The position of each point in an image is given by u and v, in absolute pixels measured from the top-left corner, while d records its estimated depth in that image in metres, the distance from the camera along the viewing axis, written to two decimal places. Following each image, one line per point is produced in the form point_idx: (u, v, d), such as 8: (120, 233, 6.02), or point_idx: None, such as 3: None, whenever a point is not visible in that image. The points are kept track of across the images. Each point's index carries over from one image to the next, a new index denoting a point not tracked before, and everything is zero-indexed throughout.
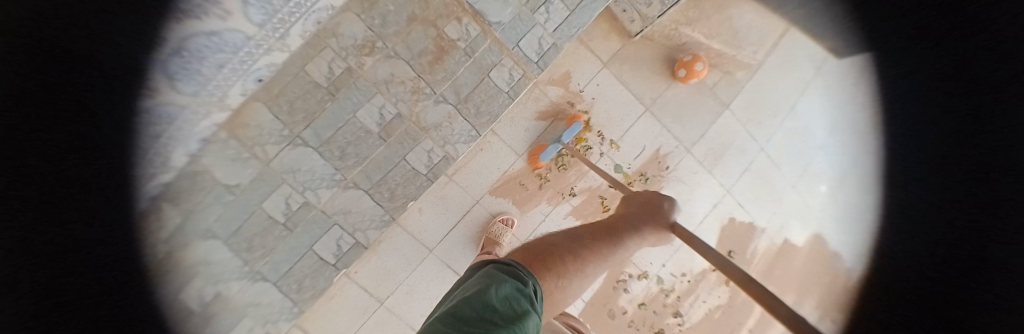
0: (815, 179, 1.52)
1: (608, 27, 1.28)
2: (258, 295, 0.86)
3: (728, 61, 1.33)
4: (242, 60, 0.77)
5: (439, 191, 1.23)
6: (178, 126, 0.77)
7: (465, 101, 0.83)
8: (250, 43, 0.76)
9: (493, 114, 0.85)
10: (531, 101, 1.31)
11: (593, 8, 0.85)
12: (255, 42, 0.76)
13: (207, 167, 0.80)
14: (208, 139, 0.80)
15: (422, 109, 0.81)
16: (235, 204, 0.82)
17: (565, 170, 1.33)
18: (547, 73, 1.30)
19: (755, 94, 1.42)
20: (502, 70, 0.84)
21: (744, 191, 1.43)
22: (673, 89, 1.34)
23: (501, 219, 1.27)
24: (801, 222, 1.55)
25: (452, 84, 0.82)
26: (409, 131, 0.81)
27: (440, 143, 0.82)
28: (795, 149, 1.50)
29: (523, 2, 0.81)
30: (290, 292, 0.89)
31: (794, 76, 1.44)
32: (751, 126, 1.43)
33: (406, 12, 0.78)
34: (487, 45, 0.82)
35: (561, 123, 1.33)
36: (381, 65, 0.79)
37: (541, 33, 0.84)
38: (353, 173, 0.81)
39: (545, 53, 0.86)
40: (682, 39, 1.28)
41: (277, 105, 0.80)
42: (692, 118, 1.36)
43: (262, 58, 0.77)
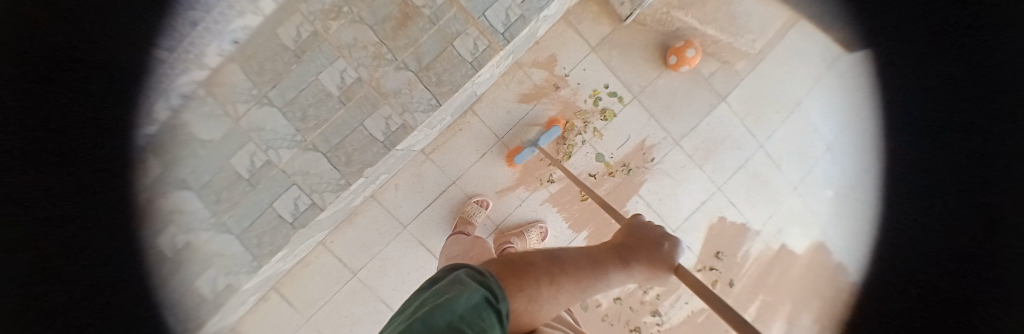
0: (819, 184, 1.40)
1: (598, 10, 1.25)
2: (221, 245, 0.91)
3: (724, 50, 1.26)
4: (216, 21, 0.81)
5: (415, 168, 1.24)
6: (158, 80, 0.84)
7: (427, 69, 0.82)
8: (223, 5, 0.80)
9: (455, 84, 0.83)
10: (513, 83, 1.29)
11: None
12: (228, 5, 0.80)
13: (187, 124, 0.86)
14: (187, 95, 0.86)
15: (382, 75, 0.81)
16: (207, 160, 0.86)
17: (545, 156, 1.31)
18: (532, 55, 1.27)
19: (757, 86, 1.33)
20: (467, 39, 0.83)
21: (738, 190, 1.34)
22: (664, 77, 1.28)
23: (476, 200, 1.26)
24: (802, 230, 1.41)
25: (414, 51, 0.81)
26: (368, 96, 0.81)
27: (398, 110, 0.82)
28: (801, 149, 1.39)
29: None
30: (251, 246, 0.92)
31: (803, 70, 1.34)
32: (751, 120, 1.34)
33: None
34: (452, 14, 0.82)
35: (543, 107, 1.30)
36: (345, 29, 0.80)
37: (508, 3, 0.82)
38: (313, 135, 0.82)
39: (512, 24, 0.84)
40: (675, 24, 1.22)
41: (245, 66, 0.83)
42: (683, 108, 1.30)
43: (236, 20, 0.81)
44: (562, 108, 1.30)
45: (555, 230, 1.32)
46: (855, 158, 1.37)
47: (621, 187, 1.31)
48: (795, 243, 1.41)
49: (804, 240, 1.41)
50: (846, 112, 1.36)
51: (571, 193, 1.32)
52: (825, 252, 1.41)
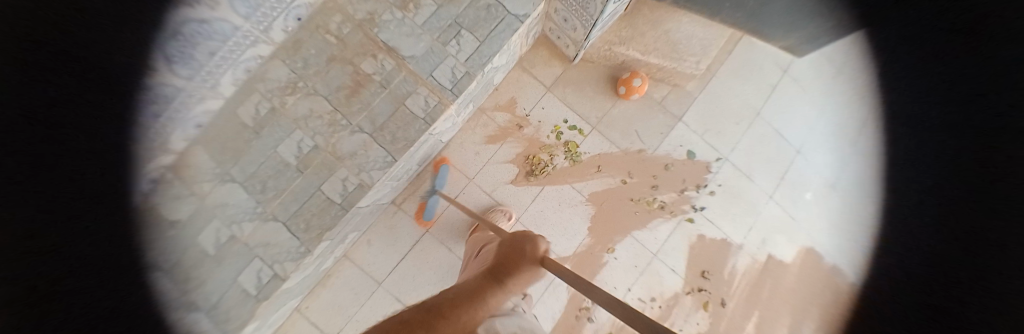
0: (797, 188, 1.43)
1: (549, 53, 1.36)
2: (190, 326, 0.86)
3: (672, 75, 1.34)
4: (178, 109, 0.85)
5: (387, 221, 1.24)
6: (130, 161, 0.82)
7: (380, 129, 0.86)
8: (182, 94, 0.85)
9: (409, 139, 0.87)
10: (479, 127, 1.35)
11: (503, 38, 0.92)
12: (186, 93, 0.85)
13: (153, 205, 0.86)
14: (155, 180, 0.86)
15: (338, 139, 0.85)
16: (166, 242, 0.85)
17: (521, 191, 1.32)
18: (493, 99, 1.36)
19: (712, 102, 1.39)
20: (418, 98, 0.89)
21: (711, 205, 1.37)
22: (618, 106, 1.37)
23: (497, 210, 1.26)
24: (787, 237, 1.40)
25: (368, 114, 0.86)
26: (326, 162, 0.84)
27: (354, 171, 0.84)
28: (773, 153, 1.42)
29: (435, 38, 0.90)
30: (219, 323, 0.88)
31: (756, 81, 1.42)
32: (711, 135, 1.39)
33: (327, 54, 0.87)
34: (402, 77, 0.89)
35: (510, 145, 1.35)
36: (301, 102, 0.85)
37: (453, 63, 0.90)
38: (273, 206, 0.84)
39: (459, 80, 0.90)
40: (619, 58, 1.31)
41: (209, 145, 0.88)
42: (641, 131, 1.37)
43: (198, 106, 0.87)
44: (527, 145, 1.35)
45: None
46: (825, 159, 1.43)
47: (601, 216, 1.34)
48: (779, 250, 1.40)
49: (789, 247, 1.40)
50: (802, 115, 1.44)
51: (552, 226, 1.32)
52: (812, 255, 1.40)
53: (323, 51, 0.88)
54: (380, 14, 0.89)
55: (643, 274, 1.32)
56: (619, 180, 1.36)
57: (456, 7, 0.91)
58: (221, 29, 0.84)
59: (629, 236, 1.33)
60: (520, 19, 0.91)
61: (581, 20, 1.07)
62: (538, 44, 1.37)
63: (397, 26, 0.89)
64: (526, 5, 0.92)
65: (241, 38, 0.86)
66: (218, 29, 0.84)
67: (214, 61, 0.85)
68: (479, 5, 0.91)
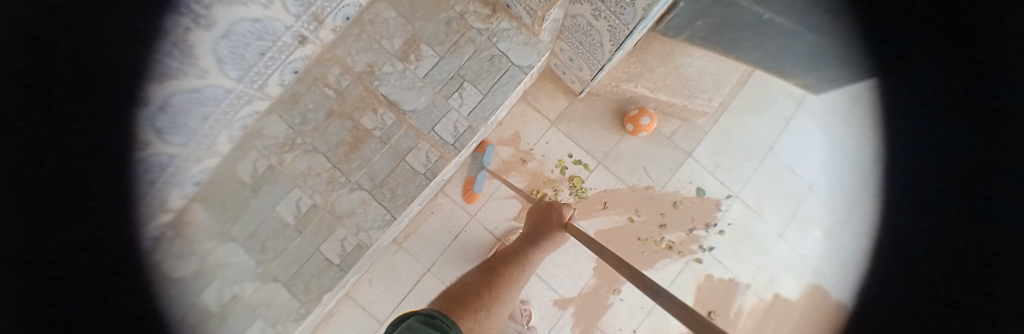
0: (808, 225, 1.37)
1: (554, 87, 1.36)
2: None
3: (681, 111, 1.30)
4: (171, 175, 0.80)
5: (388, 260, 1.23)
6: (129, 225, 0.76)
7: (380, 186, 0.84)
8: (176, 160, 0.79)
9: (409, 196, 0.84)
10: (482, 161, 1.32)
11: (507, 90, 0.91)
12: (181, 159, 0.80)
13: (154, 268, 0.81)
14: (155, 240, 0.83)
15: (337, 197, 0.83)
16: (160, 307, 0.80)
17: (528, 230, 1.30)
18: (497, 133, 1.34)
19: (722, 138, 1.36)
20: (419, 152, 0.87)
21: (720, 244, 1.34)
22: (625, 141, 1.34)
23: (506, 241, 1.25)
24: (796, 276, 1.36)
25: (367, 171, 0.84)
26: (324, 221, 0.83)
27: (352, 231, 0.82)
28: (781, 190, 1.38)
29: (437, 91, 0.88)
30: None
31: (767, 115, 1.37)
32: (721, 171, 1.36)
33: (325, 108, 0.85)
34: (403, 131, 0.87)
35: (515, 180, 1.32)
36: (299, 159, 0.84)
37: (456, 116, 0.88)
38: (272, 266, 0.83)
39: (461, 134, 0.88)
40: (628, 94, 1.28)
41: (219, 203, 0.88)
42: (650, 167, 1.34)
43: (194, 167, 0.83)
44: (532, 180, 1.33)
45: (540, 310, 1.27)
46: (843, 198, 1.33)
47: (608, 255, 1.32)
48: (787, 288, 1.36)
49: (798, 286, 1.35)
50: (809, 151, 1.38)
51: (556, 266, 1.30)
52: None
53: (320, 105, 0.86)
54: (380, 65, 0.87)
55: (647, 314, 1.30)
56: (626, 217, 1.33)
57: (458, 58, 0.89)
58: (212, 95, 0.77)
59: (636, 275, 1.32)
60: (524, 71, 0.91)
61: (589, 62, 1.06)
62: (542, 78, 1.36)
63: (397, 78, 0.87)
64: (531, 57, 0.91)
65: (235, 99, 0.81)
66: (210, 94, 0.77)
67: (208, 124, 0.80)
68: (482, 57, 0.89)
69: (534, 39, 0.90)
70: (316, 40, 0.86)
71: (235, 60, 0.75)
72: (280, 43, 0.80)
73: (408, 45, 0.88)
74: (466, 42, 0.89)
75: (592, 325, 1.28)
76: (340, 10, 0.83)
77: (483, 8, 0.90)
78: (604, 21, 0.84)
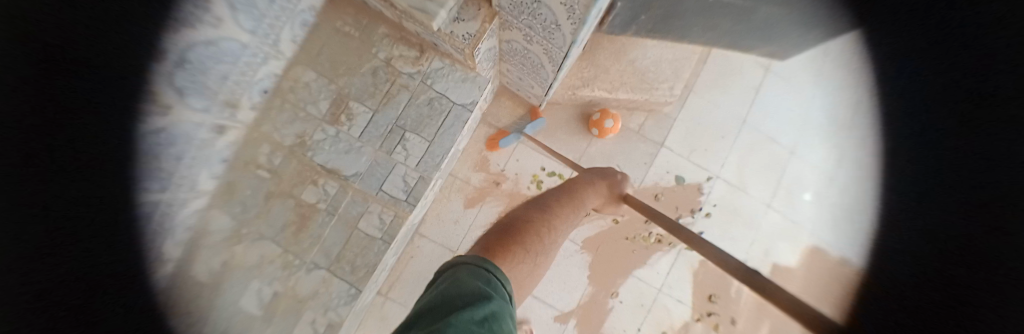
0: (794, 191, 1.36)
1: (512, 102, 1.32)
2: None
3: (644, 104, 1.27)
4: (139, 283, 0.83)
5: (376, 313, 1.21)
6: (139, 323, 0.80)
7: (338, 261, 0.83)
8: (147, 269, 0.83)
9: (369, 265, 0.83)
10: (454, 192, 1.28)
11: (453, 132, 0.86)
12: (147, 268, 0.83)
13: None
14: None
15: (296, 280, 0.83)
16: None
17: None
18: (463, 161, 1.30)
19: (691, 121, 1.33)
20: (371, 216, 0.84)
21: (708, 227, 1.33)
22: (594, 144, 1.32)
23: None
24: (790, 243, 1.36)
25: (321, 248, 0.83)
26: (291, 306, 0.83)
27: (320, 311, 0.83)
28: (763, 160, 1.36)
29: (378, 147, 0.84)
30: None
31: (735, 88, 1.35)
32: (697, 155, 1.32)
33: (265, 191, 0.83)
34: (350, 198, 0.84)
35: (490, 205, 1.29)
36: (250, 249, 0.83)
37: (403, 170, 0.84)
38: None
39: (413, 187, 0.84)
40: (586, 98, 1.25)
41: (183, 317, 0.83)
42: (624, 165, 1.31)
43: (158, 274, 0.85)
44: (509, 200, 1.29)
45: (542, 329, 1.28)
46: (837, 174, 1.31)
47: (600, 261, 1.31)
48: (785, 258, 1.36)
49: (795, 253, 1.35)
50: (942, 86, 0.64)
51: (551, 284, 1.30)
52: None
53: (259, 188, 0.83)
54: (312, 134, 0.83)
55: (648, 311, 1.31)
56: (611, 219, 1.31)
57: (394, 108, 0.84)
58: (151, 210, 0.82)
59: (630, 275, 1.31)
60: (467, 109, 0.85)
61: (536, 81, 1.03)
62: (498, 95, 1.32)
63: (333, 143, 0.83)
64: (472, 93, 0.85)
65: (167, 205, 0.85)
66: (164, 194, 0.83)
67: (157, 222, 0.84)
68: (420, 101, 0.84)
69: (472, 73, 0.83)
70: (235, 123, 0.88)
71: (171, 159, 0.82)
72: (198, 141, 0.85)
73: (338, 106, 0.83)
74: (399, 89, 0.84)
75: (596, 333, 1.29)
76: (255, 85, 0.85)
77: (410, 49, 0.84)
78: (537, 45, 0.80)
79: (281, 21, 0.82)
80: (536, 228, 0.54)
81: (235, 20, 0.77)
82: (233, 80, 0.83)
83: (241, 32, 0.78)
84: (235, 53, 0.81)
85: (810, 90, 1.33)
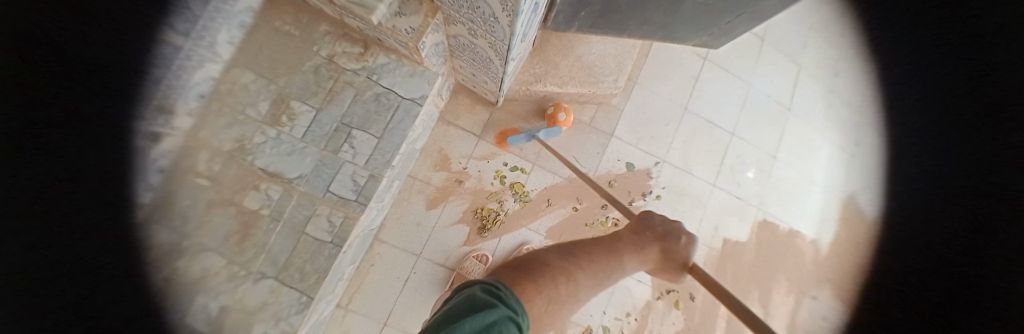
0: (738, 169, 1.51)
1: (470, 100, 1.36)
2: None
3: (594, 97, 1.36)
4: None
5: (341, 323, 1.19)
6: None
7: (287, 269, 0.83)
8: None
9: (321, 270, 0.83)
10: (417, 193, 1.29)
11: (402, 128, 0.88)
12: None
13: None
14: None
15: (244, 291, 0.82)
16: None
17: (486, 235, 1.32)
18: (423, 161, 1.31)
19: (639, 109, 1.43)
20: (320, 219, 0.84)
21: (660, 208, 1.42)
22: (552, 137, 1.38)
23: (475, 255, 1.28)
24: (738, 218, 1.49)
25: (268, 256, 0.82)
26: (238, 319, 0.81)
27: (271, 322, 0.82)
28: (710, 143, 1.49)
29: (323, 146, 0.84)
30: None
31: (676, 76, 1.47)
32: (645, 142, 1.42)
33: (203, 200, 0.81)
34: (296, 201, 0.84)
35: (454, 203, 1.31)
36: (193, 262, 0.81)
37: (351, 169, 0.85)
38: None
39: (364, 186, 0.85)
40: (540, 93, 1.30)
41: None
42: (579, 156, 1.38)
43: None
44: (474, 198, 1.33)
45: None
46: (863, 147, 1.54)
47: None
48: (732, 232, 1.49)
49: (742, 227, 1.49)
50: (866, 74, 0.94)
51: None
52: (795, 235, 1.50)
53: (198, 197, 0.81)
54: (250, 138, 0.82)
55: (611, 295, 1.38)
56: (571, 208, 1.38)
57: (338, 106, 0.85)
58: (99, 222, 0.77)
59: None
60: (418, 103, 0.88)
61: (489, 76, 1.08)
62: (455, 94, 1.36)
63: (273, 146, 0.82)
64: (421, 87, 0.88)
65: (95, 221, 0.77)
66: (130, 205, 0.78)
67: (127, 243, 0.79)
68: (365, 98, 0.86)
69: (419, 67, 0.87)
70: (171, 130, 0.81)
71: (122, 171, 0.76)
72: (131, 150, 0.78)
73: (277, 106, 0.83)
74: (343, 87, 0.85)
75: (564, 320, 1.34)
76: (189, 89, 0.80)
77: (353, 46, 0.85)
78: (482, 39, 0.84)
79: (216, 22, 0.77)
80: (548, 275, 0.45)
81: (168, 24, 0.74)
82: (168, 85, 0.78)
83: (175, 35, 0.75)
84: (168, 57, 0.76)
85: (745, 79, 1.53)
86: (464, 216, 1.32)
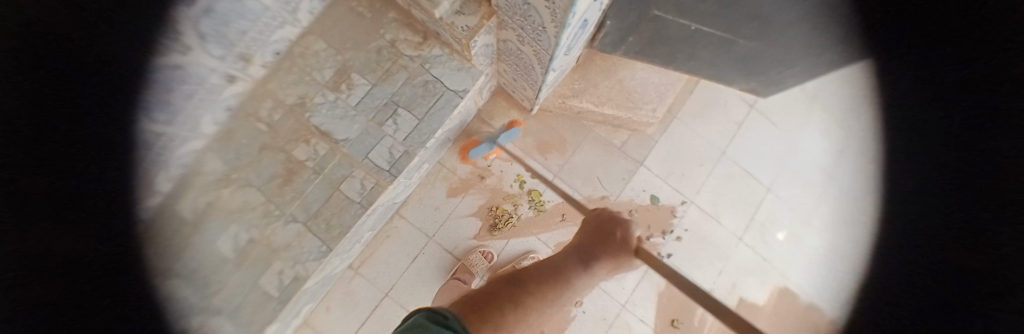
0: (768, 227, 1.41)
1: (507, 104, 1.40)
2: None
3: (630, 122, 1.35)
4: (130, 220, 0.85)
5: (345, 285, 1.24)
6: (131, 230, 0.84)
7: (314, 217, 0.89)
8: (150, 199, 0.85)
9: (343, 226, 0.88)
10: (440, 180, 1.34)
11: (443, 114, 0.93)
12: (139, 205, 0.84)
13: None
14: None
15: (273, 230, 0.89)
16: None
17: (495, 233, 1.34)
18: (453, 151, 1.36)
19: (674, 145, 1.40)
20: (353, 181, 0.90)
21: (678, 250, 1.36)
22: (579, 153, 1.39)
23: (480, 251, 1.30)
24: (760, 280, 1.38)
25: (301, 202, 0.89)
26: (262, 253, 0.89)
27: (289, 263, 0.88)
28: (741, 193, 1.41)
29: (370, 117, 0.91)
30: None
31: (718, 122, 1.43)
32: (675, 178, 1.38)
33: (259, 143, 0.90)
34: (336, 161, 0.90)
35: (472, 197, 1.35)
36: (236, 194, 0.90)
37: (391, 142, 0.91)
38: (216, 300, 0.91)
39: (397, 159, 0.91)
40: (576, 108, 1.31)
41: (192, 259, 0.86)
42: (604, 177, 1.37)
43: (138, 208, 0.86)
44: (490, 195, 1.35)
45: None
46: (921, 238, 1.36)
47: None
48: (752, 292, 1.38)
49: (762, 290, 1.37)
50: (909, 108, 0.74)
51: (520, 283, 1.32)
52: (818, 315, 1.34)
53: (256, 139, 0.91)
54: (312, 97, 0.91)
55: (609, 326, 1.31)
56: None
57: (391, 85, 0.92)
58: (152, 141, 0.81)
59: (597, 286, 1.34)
60: (459, 95, 0.94)
61: (529, 82, 1.11)
62: (495, 96, 1.41)
63: (329, 108, 0.90)
64: (465, 82, 0.94)
65: (166, 141, 0.84)
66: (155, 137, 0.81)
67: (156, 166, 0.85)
68: (416, 82, 0.93)
69: (468, 64, 0.94)
70: (245, 77, 0.89)
71: (170, 103, 0.80)
72: (207, 86, 0.84)
73: (340, 75, 0.91)
74: (399, 69, 0.93)
75: None
76: (268, 46, 0.87)
77: (414, 35, 0.93)
78: (529, 46, 0.88)
79: None
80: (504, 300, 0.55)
81: None
82: (250, 37, 0.83)
83: None
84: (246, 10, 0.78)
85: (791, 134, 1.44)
86: (478, 211, 1.35)
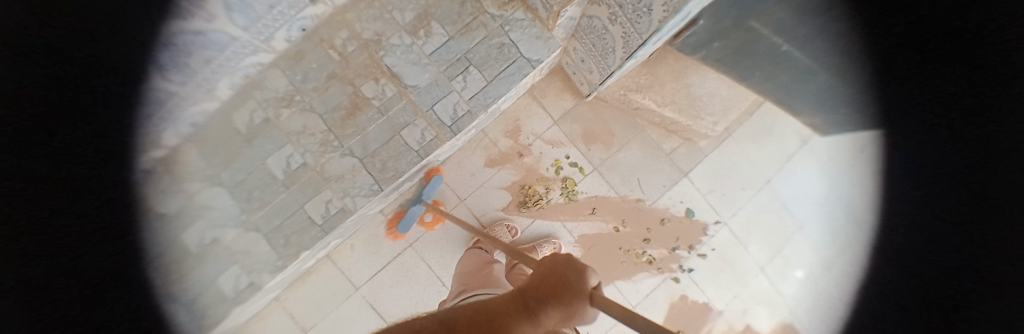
0: (789, 264, 1.36)
1: (563, 86, 1.35)
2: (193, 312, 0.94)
3: (685, 130, 1.31)
4: (168, 112, 0.84)
5: (372, 229, 1.25)
6: (161, 110, 0.83)
7: (371, 156, 0.89)
8: (189, 86, 0.83)
9: (398, 170, 0.89)
10: (480, 148, 1.32)
11: (512, 80, 0.89)
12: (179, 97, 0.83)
13: (155, 191, 0.89)
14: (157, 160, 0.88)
15: (327, 160, 0.90)
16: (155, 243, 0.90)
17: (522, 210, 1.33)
18: (499, 122, 1.33)
19: (721, 163, 1.36)
20: (414, 129, 0.89)
21: (700, 267, 1.35)
22: (624, 151, 1.35)
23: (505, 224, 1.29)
24: (769, 311, 1.35)
25: (360, 139, 0.89)
26: (312, 180, 0.90)
27: (338, 195, 0.90)
28: (770, 224, 1.37)
29: (442, 69, 0.88)
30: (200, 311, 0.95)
31: (772, 150, 1.34)
32: (714, 196, 1.35)
33: (327, 71, 0.88)
34: (401, 105, 0.89)
35: (508, 171, 1.33)
36: (295, 117, 0.89)
37: (457, 99, 0.88)
38: (256, 216, 0.92)
39: (459, 119, 0.89)
40: (634, 104, 1.28)
41: (241, 164, 0.91)
42: (644, 180, 1.35)
43: (191, 108, 0.86)
44: (525, 174, 1.33)
45: None
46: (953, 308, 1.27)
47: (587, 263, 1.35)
48: (761, 322, 1.36)
49: (770, 322, 1.35)
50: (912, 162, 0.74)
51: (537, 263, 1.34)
52: None
53: (324, 66, 0.89)
54: (389, 36, 0.88)
55: (615, 321, 1.34)
56: (611, 226, 1.35)
57: (468, 41, 0.88)
58: (212, 39, 0.78)
59: (611, 283, 1.35)
60: (532, 64, 0.89)
61: (599, 66, 1.03)
62: (552, 74, 1.35)
63: (403, 51, 0.88)
64: (541, 52, 0.89)
65: (240, 48, 0.81)
66: (212, 39, 0.78)
67: (210, 68, 0.82)
68: (493, 43, 0.88)
69: (548, 33, 0.89)
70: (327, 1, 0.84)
71: (245, 8, 0.75)
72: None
73: (420, 19, 0.87)
74: (478, 25, 0.88)
75: None
76: None
77: None
78: (619, 26, 0.80)
79: None
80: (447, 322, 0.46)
81: None
82: None
83: None
84: None
85: None
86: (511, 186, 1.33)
